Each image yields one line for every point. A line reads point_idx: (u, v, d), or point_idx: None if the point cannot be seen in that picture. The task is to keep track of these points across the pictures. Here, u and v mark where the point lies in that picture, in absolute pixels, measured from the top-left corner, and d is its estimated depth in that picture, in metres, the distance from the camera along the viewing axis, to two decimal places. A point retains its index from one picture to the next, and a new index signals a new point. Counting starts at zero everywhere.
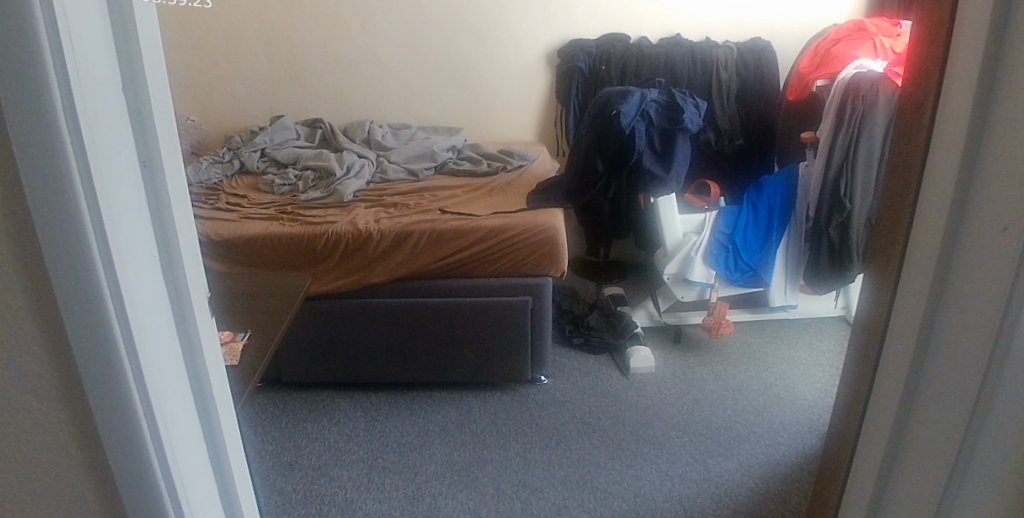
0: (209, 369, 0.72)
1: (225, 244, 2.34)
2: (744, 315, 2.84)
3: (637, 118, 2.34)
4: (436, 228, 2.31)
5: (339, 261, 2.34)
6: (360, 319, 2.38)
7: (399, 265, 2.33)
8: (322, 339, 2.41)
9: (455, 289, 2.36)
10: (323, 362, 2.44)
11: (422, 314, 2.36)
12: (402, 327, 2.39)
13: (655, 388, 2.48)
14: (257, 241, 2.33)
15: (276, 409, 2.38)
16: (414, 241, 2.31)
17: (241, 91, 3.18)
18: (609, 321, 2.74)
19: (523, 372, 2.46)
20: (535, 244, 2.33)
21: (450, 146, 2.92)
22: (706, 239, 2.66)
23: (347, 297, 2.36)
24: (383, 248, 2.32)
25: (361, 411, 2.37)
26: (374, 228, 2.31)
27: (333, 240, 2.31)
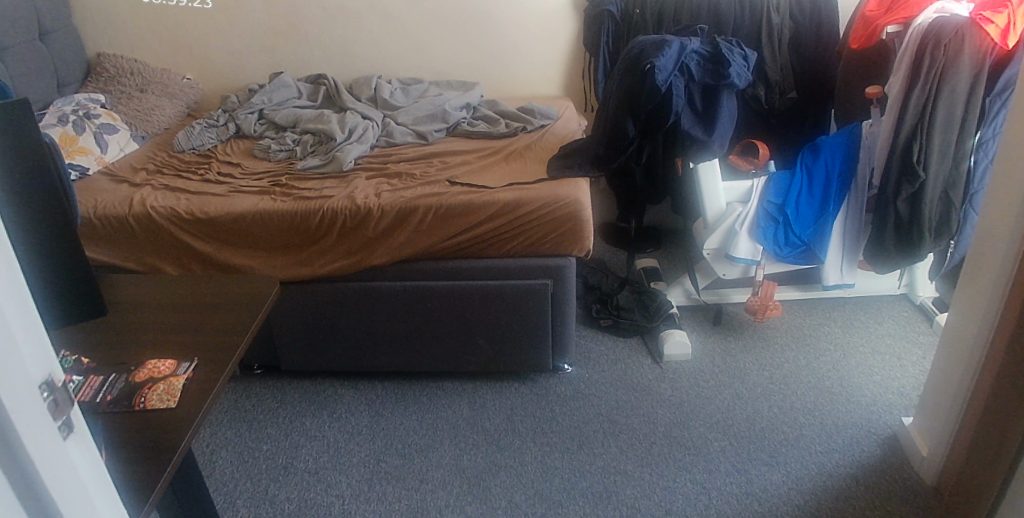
0: (43, 467, 0.56)
1: (211, 223, 2.12)
2: (793, 293, 2.53)
3: (676, 73, 1.99)
4: (442, 205, 2.04)
5: (336, 241, 2.09)
6: (362, 305, 2.15)
7: (403, 245, 2.07)
8: (322, 325, 2.20)
9: (466, 271, 2.10)
10: (324, 349, 2.24)
11: (429, 300, 2.12)
12: (408, 314, 2.15)
13: (690, 380, 2.23)
14: (246, 219, 2.10)
15: (275, 401, 2.21)
16: (418, 219, 2.06)
17: (237, 44, 2.91)
18: (641, 300, 2.47)
19: (545, 361, 2.21)
20: (555, 220, 2.04)
21: (464, 103, 2.61)
22: (753, 211, 2.33)
23: (346, 280, 2.13)
24: (384, 227, 2.07)
25: (365, 405, 2.18)
26: (373, 204, 2.06)
27: (328, 218, 2.07)
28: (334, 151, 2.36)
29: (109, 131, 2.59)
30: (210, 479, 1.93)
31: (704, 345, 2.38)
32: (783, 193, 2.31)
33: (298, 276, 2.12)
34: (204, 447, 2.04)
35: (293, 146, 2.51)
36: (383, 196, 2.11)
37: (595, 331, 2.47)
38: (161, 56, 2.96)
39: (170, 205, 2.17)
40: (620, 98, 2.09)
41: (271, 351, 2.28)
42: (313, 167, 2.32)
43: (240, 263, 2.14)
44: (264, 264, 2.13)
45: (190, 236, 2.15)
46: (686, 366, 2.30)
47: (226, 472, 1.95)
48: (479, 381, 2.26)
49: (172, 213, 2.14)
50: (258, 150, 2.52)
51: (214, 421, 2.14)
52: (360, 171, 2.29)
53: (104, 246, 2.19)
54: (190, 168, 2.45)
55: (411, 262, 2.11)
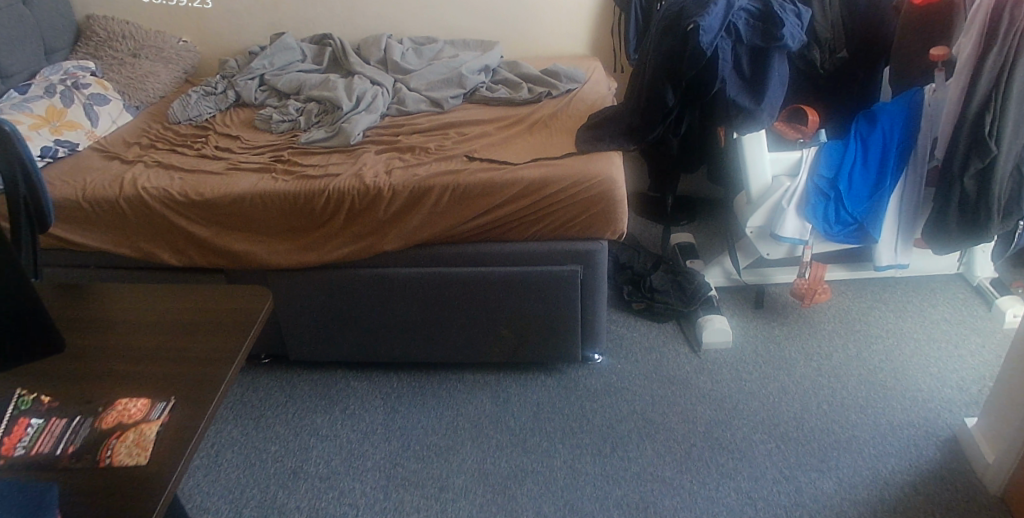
0: None
1: (208, 205, 1.94)
2: (842, 273, 2.32)
3: (722, 34, 1.75)
4: (460, 185, 1.85)
5: (343, 224, 1.90)
6: (373, 293, 1.98)
7: (417, 228, 1.88)
8: (330, 315, 2.03)
9: (486, 257, 1.91)
10: (334, 339, 2.08)
11: (446, 289, 1.95)
12: (423, 304, 1.98)
13: (730, 373, 2.05)
14: (244, 201, 1.92)
15: (284, 396, 2.07)
16: (433, 200, 1.86)
17: (234, 2, 2.67)
18: (676, 282, 2.27)
19: (573, 352, 2.03)
20: (586, 201, 1.83)
21: (482, 66, 2.37)
22: (803, 185, 2.11)
23: (356, 266, 1.96)
24: (394, 209, 1.87)
25: (380, 400, 2.03)
26: (384, 184, 1.87)
27: (335, 200, 1.88)
28: (341, 122, 2.15)
29: (98, 103, 2.40)
30: (216, 484, 1.81)
31: (745, 332, 2.20)
32: (835, 165, 2.08)
33: (304, 262, 1.94)
34: (210, 447, 1.91)
35: (296, 116, 2.30)
36: (394, 174, 1.90)
37: (626, 316, 2.29)
38: (154, 17, 2.74)
39: (162, 186, 2.00)
40: (658, 62, 1.85)
41: (278, 342, 2.12)
42: (318, 141, 2.12)
43: (240, 248, 1.96)
44: (266, 249, 1.95)
45: (184, 218, 1.97)
46: (726, 357, 2.11)
47: (231, 477, 1.83)
48: (502, 374, 2.10)
49: (165, 195, 1.96)
50: (259, 122, 2.32)
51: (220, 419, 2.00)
52: (369, 145, 2.08)
53: (97, 230, 2.04)
54: (186, 142, 2.27)
55: (426, 246, 1.92)
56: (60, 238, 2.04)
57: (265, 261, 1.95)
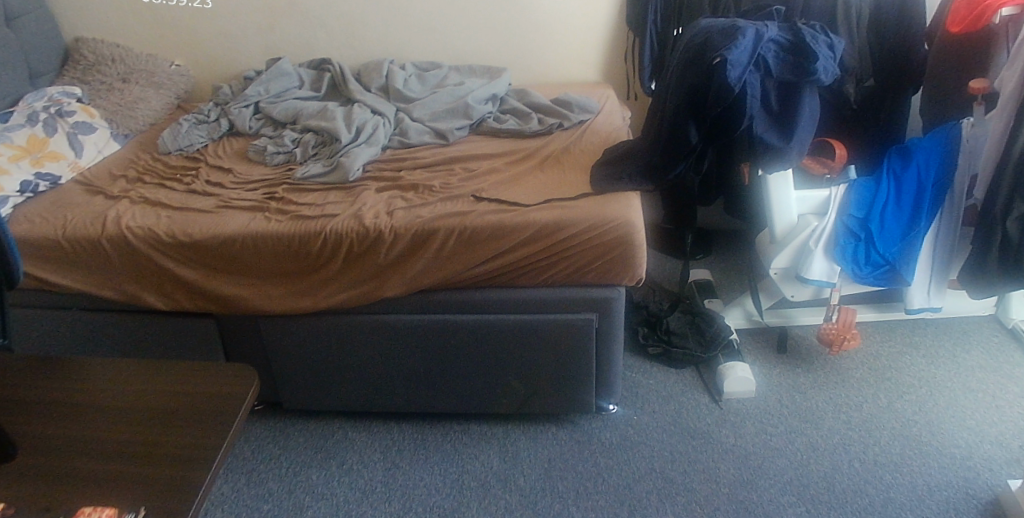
0: None
1: (196, 247, 1.81)
2: (869, 315, 2.20)
3: (751, 67, 1.62)
4: (467, 227, 1.72)
5: (341, 268, 1.78)
6: (373, 340, 1.85)
7: (420, 273, 1.75)
8: (326, 363, 1.90)
9: (495, 304, 1.78)
10: (330, 388, 1.94)
11: (451, 337, 1.82)
12: (426, 353, 1.85)
13: (755, 426, 1.93)
14: (235, 243, 1.79)
15: (278, 448, 1.94)
16: (438, 243, 1.73)
17: (230, 24, 2.56)
18: (694, 325, 2.15)
19: (587, 403, 1.90)
20: (602, 246, 1.70)
21: (490, 95, 2.26)
22: (831, 225, 1.99)
23: (354, 313, 1.82)
24: (396, 253, 1.74)
25: (380, 455, 1.90)
26: (385, 226, 1.74)
27: (332, 243, 1.75)
28: (340, 156, 2.03)
29: (84, 131, 2.28)
30: None
31: (768, 380, 2.07)
32: (866, 205, 1.97)
33: (298, 309, 1.81)
34: None
35: (293, 147, 2.18)
36: (396, 215, 1.77)
37: (642, 360, 2.16)
38: (146, 40, 2.63)
39: (149, 225, 1.87)
40: (679, 96, 1.72)
41: (271, 389, 1.99)
42: (315, 176, 2.00)
43: (230, 292, 1.83)
44: (258, 294, 1.82)
45: (171, 260, 1.84)
46: (750, 407, 1.99)
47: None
48: (510, 426, 1.97)
49: (152, 235, 1.84)
50: (254, 153, 2.19)
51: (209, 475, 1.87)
52: (369, 181, 1.96)
53: (77, 271, 1.90)
54: (175, 174, 2.15)
55: (430, 292, 1.79)
56: (38, 278, 1.91)
57: (258, 306, 1.82)
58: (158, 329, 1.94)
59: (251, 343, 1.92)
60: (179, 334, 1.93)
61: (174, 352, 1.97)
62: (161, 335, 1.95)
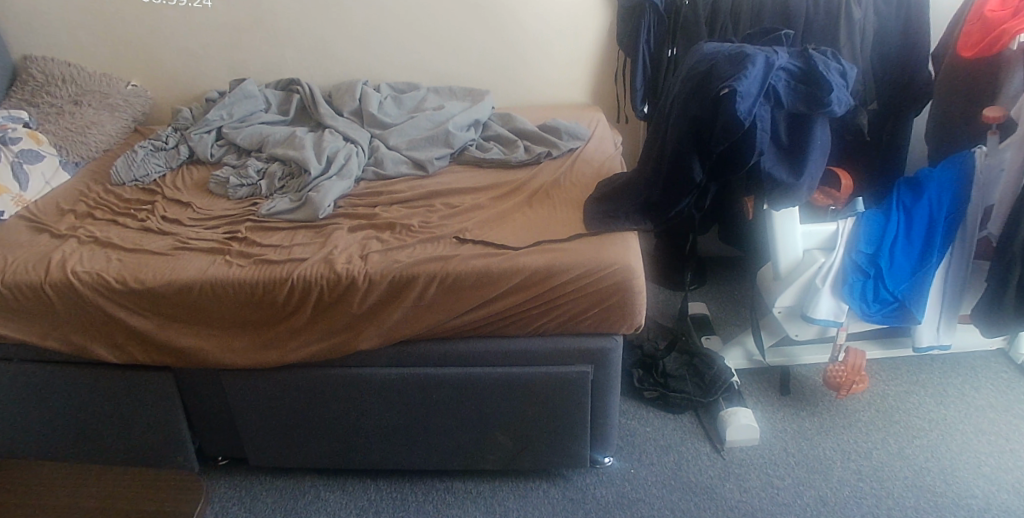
0: None
1: (148, 295, 1.63)
2: (875, 352, 2.08)
3: (761, 99, 1.49)
4: (449, 273, 1.57)
5: (312, 318, 1.61)
6: (346, 395, 1.68)
7: (399, 323, 1.60)
8: (293, 420, 1.73)
9: (481, 355, 1.63)
10: (299, 446, 1.77)
11: (431, 391, 1.66)
12: (403, 407, 1.69)
13: (760, 478, 1.78)
14: (191, 291, 1.62)
15: (240, 512, 1.75)
16: (419, 290, 1.57)
17: (192, 42, 2.38)
18: (692, 366, 2.01)
19: (580, 459, 1.75)
20: (596, 293, 1.56)
21: (472, 120, 2.11)
22: (838, 261, 1.86)
23: (326, 365, 1.66)
24: (371, 301, 1.59)
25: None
26: (358, 272, 1.58)
27: (302, 290, 1.59)
28: (310, 190, 1.87)
29: (30, 160, 2.09)
30: None
31: (772, 427, 1.94)
32: (874, 240, 1.85)
33: (264, 362, 1.64)
34: None
35: (258, 178, 2.01)
36: (371, 259, 1.62)
37: (637, 405, 2.02)
38: (100, 59, 2.44)
39: (97, 270, 1.68)
40: (680, 129, 1.59)
41: (234, 447, 1.81)
42: (283, 213, 1.83)
43: (188, 343, 1.65)
44: (219, 346, 1.65)
45: (121, 308, 1.65)
46: (755, 456, 1.85)
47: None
48: (497, 483, 1.80)
49: (99, 280, 1.65)
50: (216, 185, 2.02)
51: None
52: (342, 219, 1.80)
53: (13, 320, 1.70)
54: (129, 209, 1.97)
55: (411, 342, 1.64)
56: None
57: (218, 359, 1.65)
58: (106, 387, 1.72)
59: (211, 399, 1.74)
60: (130, 390, 1.72)
61: (126, 412, 1.74)
62: (110, 397, 1.73)
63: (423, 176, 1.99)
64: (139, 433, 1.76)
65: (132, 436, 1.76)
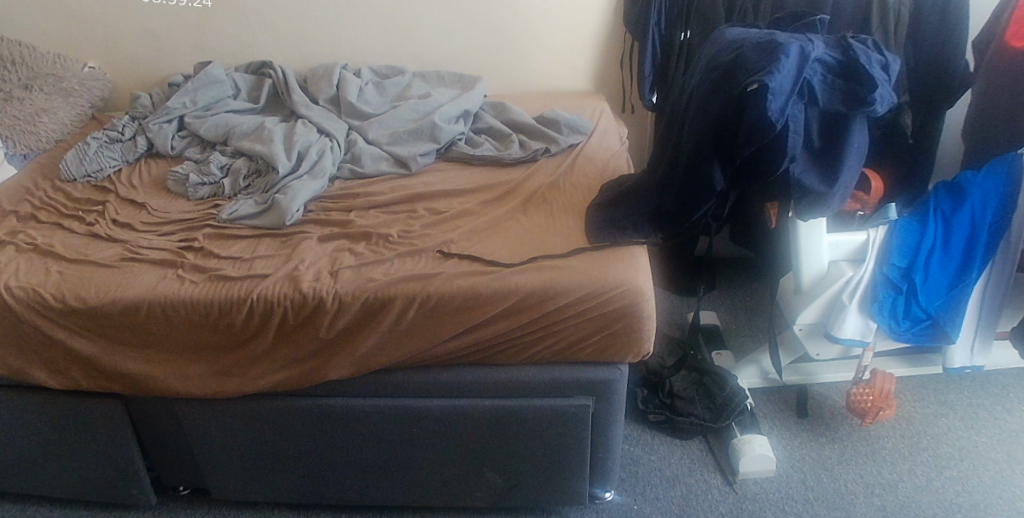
0: None
1: (87, 315, 1.43)
2: (900, 370, 1.89)
3: (794, 97, 1.28)
4: (430, 295, 1.37)
5: (276, 342, 1.42)
6: (316, 426, 1.49)
7: (376, 349, 1.40)
8: (257, 451, 1.53)
9: (469, 384, 1.44)
10: (264, 480, 1.58)
11: (413, 423, 1.47)
12: (379, 439, 1.50)
13: (777, 517, 1.60)
14: (136, 312, 1.41)
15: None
16: (398, 312, 1.38)
17: (154, 20, 2.15)
18: (702, 386, 1.83)
19: (579, 496, 1.57)
20: (598, 319, 1.37)
21: (461, 111, 1.90)
22: (868, 275, 1.67)
23: (294, 394, 1.47)
24: (342, 325, 1.39)
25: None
26: (327, 292, 1.38)
27: (263, 312, 1.39)
28: (278, 191, 1.66)
29: None
30: None
31: (789, 456, 1.76)
32: (908, 251, 1.64)
33: (224, 391, 1.44)
34: None
35: (221, 176, 1.80)
36: (343, 275, 1.42)
37: (641, 428, 1.84)
38: (53, 38, 2.21)
39: (32, 285, 1.46)
40: (697, 130, 1.38)
41: (193, 480, 1.62)
42: (247, 218, 1.63)
43: (136, 369, 1.45)
44: (172, 373, 1.45)
45: (60, 330, 1.44)
46: (770, 490, 1.67)
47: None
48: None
49: (34, 297, 1.43)
50: (175, 183, 1.81)
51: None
52: (313, 226, 1.60)
53: None
54: (77, 210, 1.76)
55: (389, 369, 1.45)
56: None
57: (171, 387, 1.45)
58: (48, 416, 1.51)
59: (166, 429, 1.54)
60: (74, 420, 1.51)
61: (72, 443, 1.54)
62: (53, 427, 1.52)
63: (406, 175, 1.78)
64: (90, 465, 1.56)
65: (82, 469, 1.57)
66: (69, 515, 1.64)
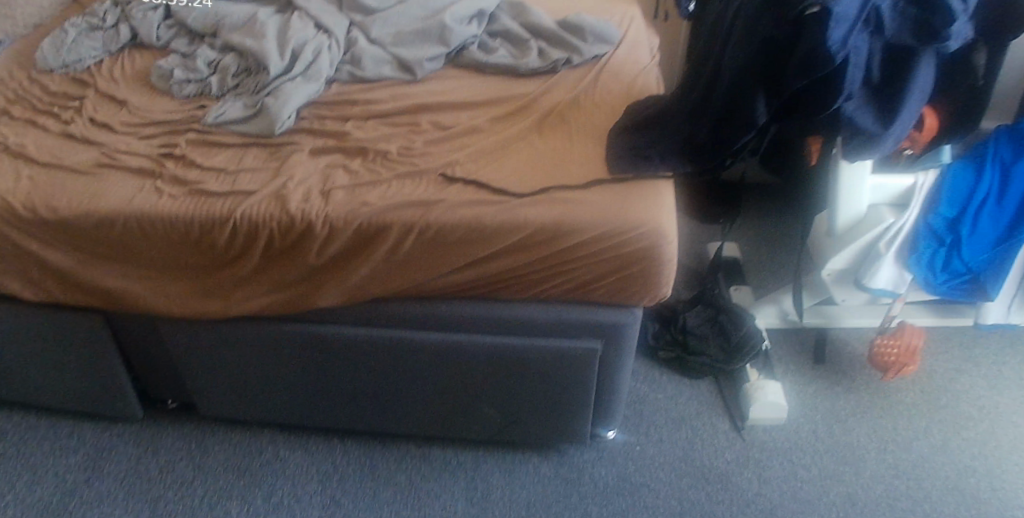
0: None
1: (59, 226, 1.31)
2: (927, 321, 1.79)
3: (859, 23, 1.09)
4: (430, 224, 1.25)
5: (262, 265, 1.31)
6: (304, 353, 1.40)
7: (369, 278, 1.29)
8: (242, 376, 1.45)
9: (467, 320, 1.34)
10: (250, 403, 1.50)
11: (406, 356, 1.38)
12: (371, 369, 1.41)
13: (784, 468, 1.54)
14: (111, 225, 1.30)
15: (189, 468, 1.47)
16: (392, 240, 1.26)
17: None
18: (717, 322, 1.73)
19: (580, 435, 1.49)
20: (613, 260, 1.24)
21: (475, 10, 1.69)
22: (910, 225, 1.53)
23: (281, 320, 1.37)
24: (333, 251, 1.28)
25: (315, 486, 1.46)
26: (317, 214, 1.26)
27: (247, 233, 1.27)
28: (269, 94, 1.50)
29: None
30: None
31: (802, 405, 1.68)
32: (957, 201, 1.50)
33: (207, 312, 1.35)
34: None
35: (208, 74, 1.63)
36: (335, 196, 1.29)
37: (649, 366, 1.75)
38: None
39: (0, 191, 1.34)
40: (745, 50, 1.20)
41: (179, 398, 1.55)
42: (234, 123, 1.48)
43: (114, 286, 1.35)
44: (152, 291, 1.35)
45: (32, 241, 1.33)
46: (779, 439, 1.60)
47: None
48: (480, 455, 1.55)
49: (3, 206, 1.32)
50: (158, 80, 1.65)
51: (88, 508, 1.40)
52: (306, 137, 1.46)
53: None
54: (52, 106, 1.61)
55: (383, 299, 1.34)
56: None
57: (153, 306, 1.36)
58: (27, 324, 1.41)
59: (150, 346, 1.46)
60: (53, 332, 1.42)
61: (52, 354, 1.45)
62: (32, 335, 1.43)
63: (410, 82, 1.61)
64: (73, 378, 1.48)
65: (65, 380, 1.49)
66: (51, 429, 1.56)
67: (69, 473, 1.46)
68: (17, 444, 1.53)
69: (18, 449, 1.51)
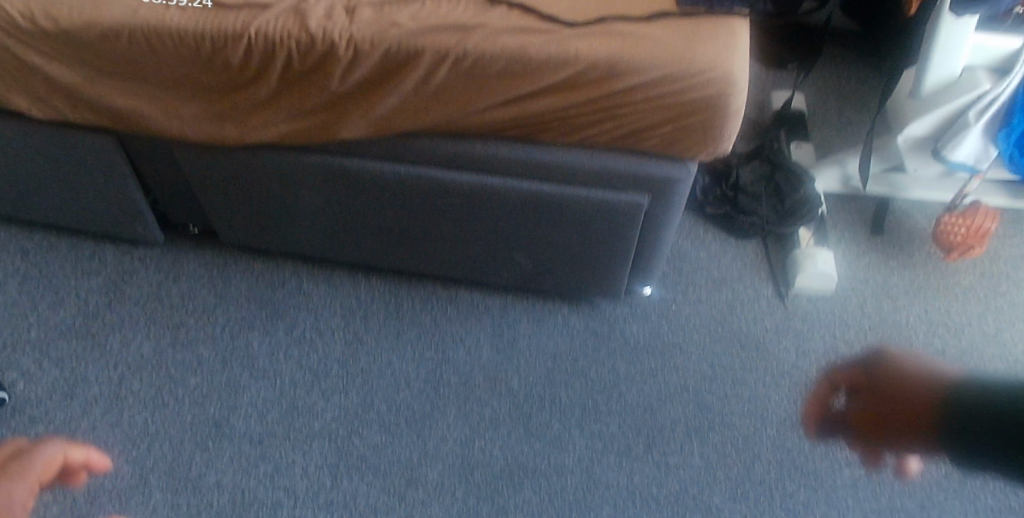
0: None
1: (51, 36, 1.17)
2: (1001, 201, 1.64)
3: None
4: (467, 52, 1.10)
5: (279, 90, 1.18)
6: (325, 185, 1.31)
7: (398, 114, 1.17)
8: (259, 203, 1.38)
9: (503, 163, 1.22)
10: (268, 232, 1.43)
11: (434, 193, 1.28)
12: (396, 205, 1.32)
13: (825, 341, 1.47)
14: (111, 36, 1.16)
15: (214, 297, 1.42)
16: (424, 71, 1.12)
17: None
18: (775, 179, 1.59)
19: (614, 289, 1.40)
20: (672, 107, 1.10)
21: None
22: (1006, 93, 1.31)
23: (301, 150, 1.27)
24: (358, 77, 1.14)
25: (339, 323, 1.40)
26: (340, 33, 1.11)
27: (263, 51, 1.14)
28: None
29: None
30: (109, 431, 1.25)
31: (853, 277, 1.57)
32: None
33: (223, 137, 1.26)
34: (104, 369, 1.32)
35: None
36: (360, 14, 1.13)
37: (693, 223, 1.64)
38: None
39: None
40: None
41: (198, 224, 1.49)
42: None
43: (122, 104, 1.25)
44: (163, 112, 1.25)
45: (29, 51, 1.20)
46: (823, 311, 1.52)
47: (123, 426, 1.26)
48: (509, 301, 1.47)
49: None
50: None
51: (113, 332, 1.36)
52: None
53: None
54: None
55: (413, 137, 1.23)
56: None
57: (164, 127, 1.26)
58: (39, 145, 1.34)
59: (166, 169, 1.37)
60: (64, 151, 1.34)
61: (66, 174, 1.38)
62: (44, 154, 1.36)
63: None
64: (89, 199, 1.42)
65: (81, 202, 1.43)
66: (73, 247, 1.49)
67: (94, 297, 1.41)
68: (38, 262, 1.46)
69: (40, 268, 1.45)
